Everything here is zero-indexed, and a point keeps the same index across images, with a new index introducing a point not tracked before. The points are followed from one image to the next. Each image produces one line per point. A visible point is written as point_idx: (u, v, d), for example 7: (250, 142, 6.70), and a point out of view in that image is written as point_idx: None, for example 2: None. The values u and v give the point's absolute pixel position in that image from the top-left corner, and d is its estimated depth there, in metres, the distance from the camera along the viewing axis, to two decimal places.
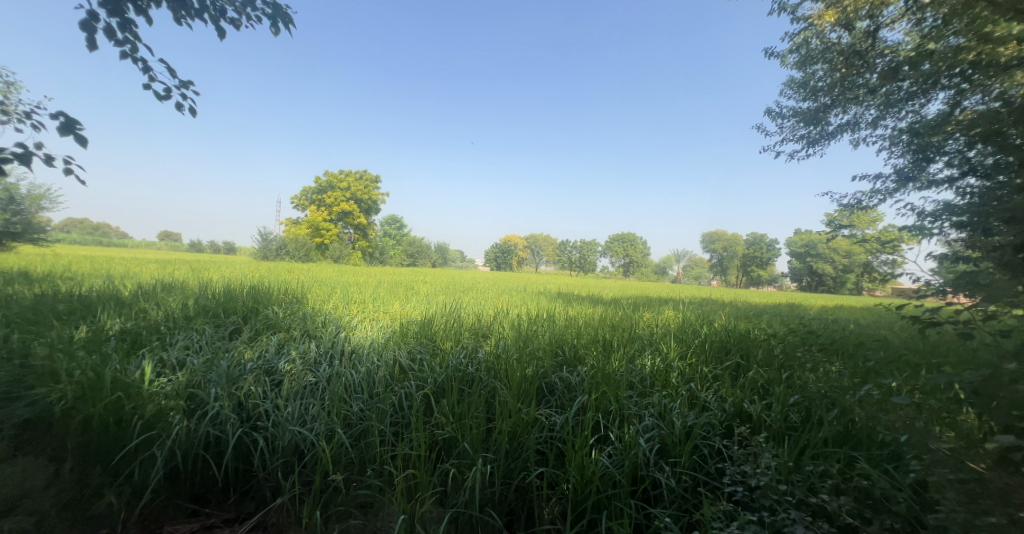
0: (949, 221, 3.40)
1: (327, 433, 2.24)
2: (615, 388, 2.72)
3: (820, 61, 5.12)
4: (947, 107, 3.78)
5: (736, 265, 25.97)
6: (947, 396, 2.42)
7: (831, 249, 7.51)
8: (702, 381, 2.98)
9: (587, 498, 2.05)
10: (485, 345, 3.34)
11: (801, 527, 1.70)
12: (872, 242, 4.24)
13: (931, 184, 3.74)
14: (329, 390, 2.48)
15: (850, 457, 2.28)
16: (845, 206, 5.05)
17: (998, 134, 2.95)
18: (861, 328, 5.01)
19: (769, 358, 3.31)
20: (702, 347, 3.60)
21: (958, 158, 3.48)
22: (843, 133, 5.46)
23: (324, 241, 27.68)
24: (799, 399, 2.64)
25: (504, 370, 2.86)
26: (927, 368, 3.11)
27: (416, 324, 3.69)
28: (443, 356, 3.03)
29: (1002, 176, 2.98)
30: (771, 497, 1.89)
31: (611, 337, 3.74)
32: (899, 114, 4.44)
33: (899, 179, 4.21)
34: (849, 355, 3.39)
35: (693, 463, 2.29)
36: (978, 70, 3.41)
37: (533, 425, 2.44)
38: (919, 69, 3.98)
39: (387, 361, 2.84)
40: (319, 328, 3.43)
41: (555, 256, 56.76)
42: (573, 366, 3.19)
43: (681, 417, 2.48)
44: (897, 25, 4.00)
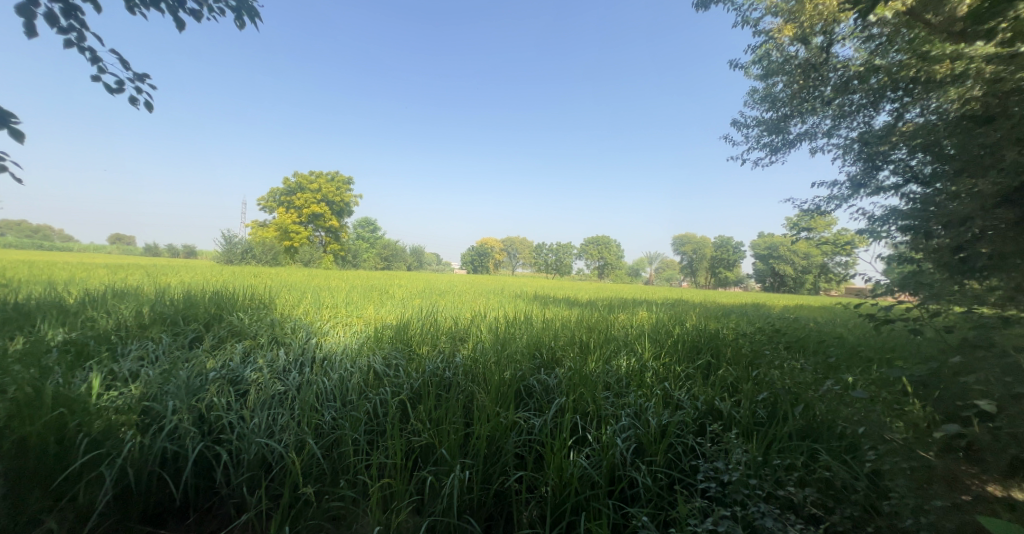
0: (893, 226, 3.66)
1: (297, 444, 2.15)
2: (592, 389, 2.74)
3: (779, 74, 5.40)
4: (891, 119, 4.07)
5: (706, 267, 27.03)
6: (898, 389, 2.58)
7: (791, 250, 7.92)
8: (675, 380, 3.05)
9: (566, 501, 2.06)
10: (462, 349, 3.30)
11: (770, 519, 1.76)
12: (829, 245, 4.49)
13: (879, 191, 4.00)
14: (299, 399, 2.37)
15: (812, 449, 2.38)
16: (804, 210, 5.32)
17: (935, 146, 3.21)
18: (820, 326, 5.29)
19: (737, 357, 3.43)
20: (674, 347, 3.69)
21: (901, 167, 3.74)
22: (802, 142, 5.76)
23: (293, 245, 26.83)
24: (766, 396, 2.75)
25: (482, 374, 2.83)
26: (879, 363, 3.31)
27: (392, 329, 3.61)
28: (419, 362, 2.96)
29: (939, 184, 3.23)
30: (742, 492, 1.94)
31: (587, 339, 3.79)
32: (851, 124, 4.66)
33: (852, 186, 4.45)
34: (811, 352, 3.57)
35: (667, 461, 2.34)
36: (918, 85, 3.69)
37: (511, 429, 2.43)
38: (868, 83, 4.26)
39: (362, 368, 2.75)
40: (289, 334, 3.29)
41: (532, 259, 57.15)
42: (550, 368, 3.20)
43: (655, 416, 2.54)
44: (847, 42, 4.26)
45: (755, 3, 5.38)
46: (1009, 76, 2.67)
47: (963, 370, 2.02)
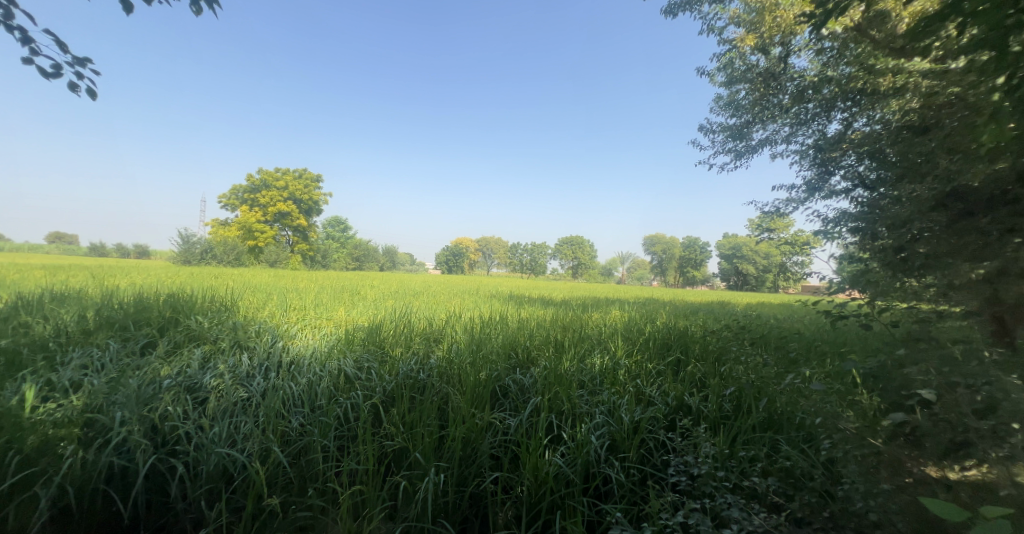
0: (843, 228, 3.89)
1: (261, 453, 2.04)
2: (567, 388, 2.77)
3: (741, 82, 5.64)
4: (842, 127, 4.33)
5: (675, 267, 27.91)
6: (849, 381, 2.75)
7: (753, 250, 8.30)
8: (647, 377, 3.12)
9: (541, 500, 2.07)
10: (436, 350, 3.25)
11: (736, 509, 1.83)
12: (787, 245, 4.73)
13: (832, 194, 4.24)
14: (264, 405, 2.26)
15: (774, 440, 2.50)
16: (765, 212, 5.58)
17: (880, 153, 3.44)
18: (781, 322, 5.56)
19: (705, 353, 3.56)
20: (646, 345, 3.78)
21: (850, 173, 3.99)
22: (763, 147, 6.04)
23: (257, 245, 25.51)
24: (733, 391, 2.86)
25: (457, 375, 2.80)
26: (833, 356, 3.52)
27: (363, 330, 3.51)
28: (392, 364, 2.90)
29: (884, 188, 3.47)
30: (711, 484, 2.01)
31: (562, 338, 3.82)
32: (806, 131, 4.93)
33: (807, 189, 4.71)
34: (773, 347, 3.74)
35: (640, 456, 2.40)
36: (865, 96, 3.95)
37: (487, 430, 2.42)
38: (821, 93, 4.52)
39: (332, 371, 2.66)
40: (253, 338, 3.13)
41: (507, 259, 57.21)
42: (526, 368, 3.21)
43: (628, 412, 2.59)
44: (803, 54, 4.50)
45: (719, 13, 5.60)
46: (942, 90, 2.91)
47: (908, 361, 2.17)
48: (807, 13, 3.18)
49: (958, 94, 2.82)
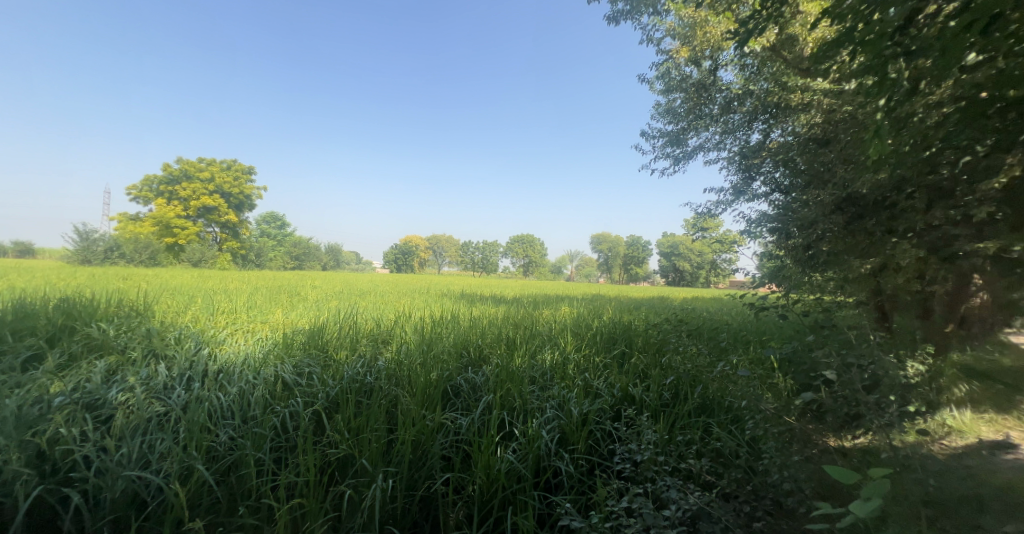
0: (763, 228, 4.31)
1: (182, 472, 1.85)
2: (518, 384, 2.80)
3: (677, 91, 6.02)
4: (762, 138, 4.78)
5: (621, 264, 29.26)
6: (769, 366, 3.06)
7: (689, 248, 8.91)
8: (594, 370, 3.24)
9: (493, 497, 2.08)
10: (385, 352, 3.14)
11: (674, 490, 1.96)
12: (718, 244, 5.14)
13: (755, 198, 4.67)
14: (184, 420, 2.04)
15: (707, 424, 2.71)
16: (699, 213, 6.02)
17: (791, 162, 3.86)
18: (713, 315, 6.04)
19: (647, 345, 3.77)
20: (593, 339, 3.93)
21: (769, 179, 4.43)
22: (697, 153, 6.51)
23: (177, 242, 22.78)
24: (671, 380, 3.06)
25: (407, 376, 2.73)
26: (756, 344, 3.89)
27: (303, 334, 3.30)
28: (336, 368, 2.75)
29: (795, 193, 3.89)
30: (652, 469, 2.13)
31: (513, 335, 3.85)
32: (733, 139, 5.38)
33: (735, 193, 5.15)
34: (707, 337, 4.05)
35: (588, 447, 2.49)
36: (780, 110, 4.41)
37: (438, 431, 2.38)
38: (744, 105, 4.96)
39: (267, 379, 2.47)
40: (171, 346, 2.81)
41: (458, 257, 56.58)
42: (477, 366, 3.20)
43: (577, 405, 2.67)
44: (729, 69, 4.92)
45: (657, 25, 5.95)
46: (839, 108, 3.32)
47: (815, 346, 2.46)
48: (732, 30, 3.46)
49: (851, 113, 3.25)
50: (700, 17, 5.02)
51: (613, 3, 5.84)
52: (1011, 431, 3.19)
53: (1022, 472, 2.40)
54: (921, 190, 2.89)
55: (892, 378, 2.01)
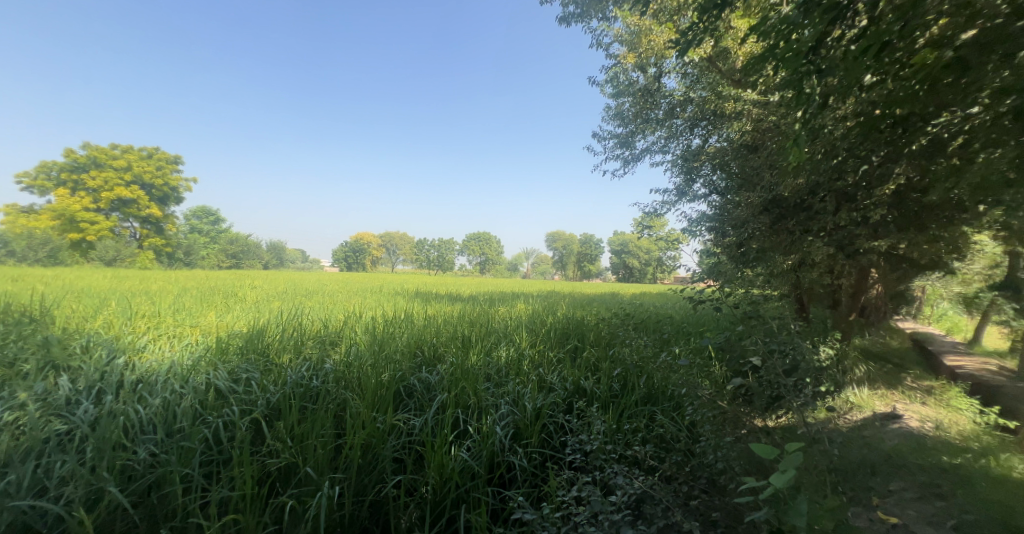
0: (702, 227, 4.62)
1: (91, 496, 1.65)
2: (473, 382, 2.79)
3: (626, 95, 6.29)
4: (701, 143, 5.13)
5: (575, 261, 30.05)
6: (706, 355, 3.30)
7: (638, 246, 9.37)
8: (548, 365, 3.32)
9: (446, 496, 2.07)
10: (332, 353, 3.00)
11: (620, 476, 2.06)
12: (663, 242, 5.44)
13: (695, 199, 5.00)
14: (92, 437, 1.81)
15: (651, 411, 2.88)
16: (646, 213, 6.33)
17: (727, 166, 4.17)
18: (659, 309, 6.40)
19: (598, 339, 3.91)
20: (547, 335, 4.01)
21: (707, 181, 4.75)
22: (644, 155, 6.83)
23: None
24: (620, 372, 3.20)
25: (356, 379, 2.62)
26: (696, 335, 4.18)
27: (240, 337, 3.06)
28: (278, 372, 2.58)
29: (729, 195, 4.21)
30: (600, 458, 2.22)
31: (469, 333, 3.83)
32: (676, 143, 5.72)
33: (678, 194, 5.48)
34: (652, 330, 4.28)
35: (541, 441, 2.55)
36: (716, 118, 4.75)
37: (389, 433, 2.32)
38: (686, 111, 5.28)
39: (197, 387, 2.26)
40: (79, 355, 2.49)
41: (412, 255, 55.19)
42: (431, 365, 3.15)
43: (531, 400, 2.72)
44: (672, 76, 5.20)
45: (606, 30, 6.16)
46: (766, 118, 3.64)
47: (745, 335, 2.69)
48: (674, 40, 3.67)
49: (775, 123, 3.58)
50: (645, 25, 5.25)
51: (564, 5, 5.95)
52: (898, 404, 3.71)
53: (905, 438, 2.80)
54: (831, 194, 3.25)
55: (807, 362, 2.25)
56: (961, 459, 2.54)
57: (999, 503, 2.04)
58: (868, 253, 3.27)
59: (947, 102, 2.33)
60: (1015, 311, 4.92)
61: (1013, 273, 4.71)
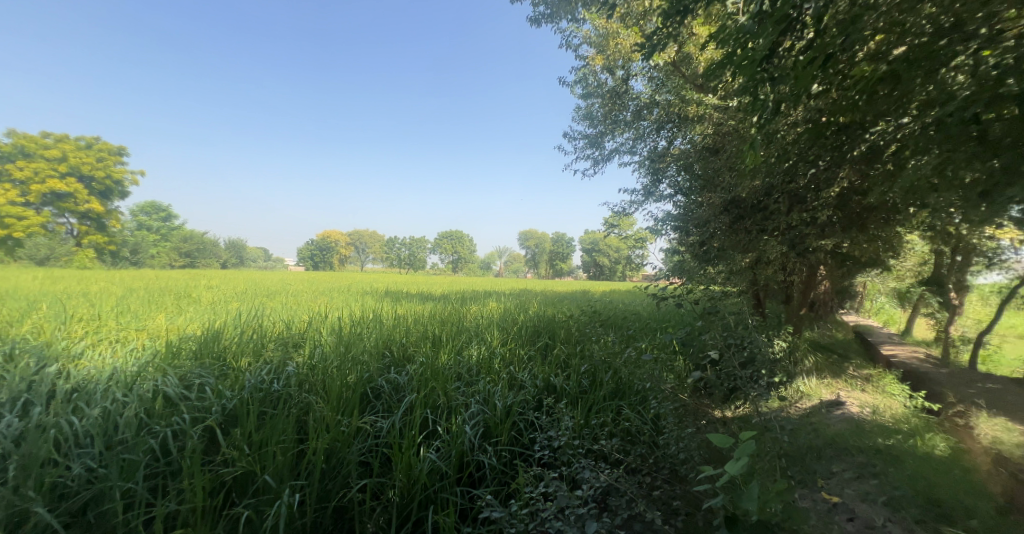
0: (668, 226, 4.78)
1: (15, 518, 1.50)
2: (443, 382, 2.76)
3: (595, 96, 6.40)
4: (667, 145, 5.29)
5: (547, 259, 30.39)
6: (671, 350, 3.42)
7: (608, 245, 9.58)
8: (519, 363, 3.33)
9: (414, 498, 2.04)
10: (295, 356, 2.88)
11: (587, 470, 2.10)
12: (631, 240, 5.58)
13: (661, 199, 5.15)
14: (15, 454, 1.64)
15: (619, 406, 2.95)
16: (615, 212, 6.47)
17: (690, 168, 4.33)
18: (627, 306, 6.57)
19: (568, 336, 3.97)
20: (519, 333, 4.03)
21: (672, 182, 4.91)
22: (613, 156, 6.98)
23: None
24: (589, 368, 3.26)
25: (321, 381, 2.53)
26: (661, 331, 4.32)
27: (193, 341, 2.88)
28: (235, 376, 2.45)
29: (693, 196, 4.37)
30: (568, 453, 2.26)
31: (439, 332, 3.79)
32: (644, 144, 5.88)
33: (645, 194, 5.63)
34: (620, 326, 4.39)
35: (510, 438, 2.56)
36: (681, 121, 4.91)
37: (355, 436, 2.25)
38: (652, 113, 5.44)
39: (142, 395, 2.11)
40: (4, 363, 2.27)
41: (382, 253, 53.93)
42: (401, 365, 3.09)
43: (501, 398, 2.72)
44: (638, 79, 5.35)
45: (576, 32, 6.24)
46: (725, 122, 3.81)
47: (706, 330, 2.81)
48: (640, 44, 3.76)
49: (734, 127, 3.75)
50: (612, 28, 5.36)
51: (535, 5, 5.98)
52: (843, 391, 4.00)
53: (848, 423, 3.02)
54: (784, 196, 3.44)
55: (762, 355, 2.37)
56: (894, 440, 2.77)
57: (924, 478, 2.24)
58: (816, 252, 3.49)
59: (883, 111, 2.52)
60: (940, 304, 5.42)
61: (939, 269, 5.19)
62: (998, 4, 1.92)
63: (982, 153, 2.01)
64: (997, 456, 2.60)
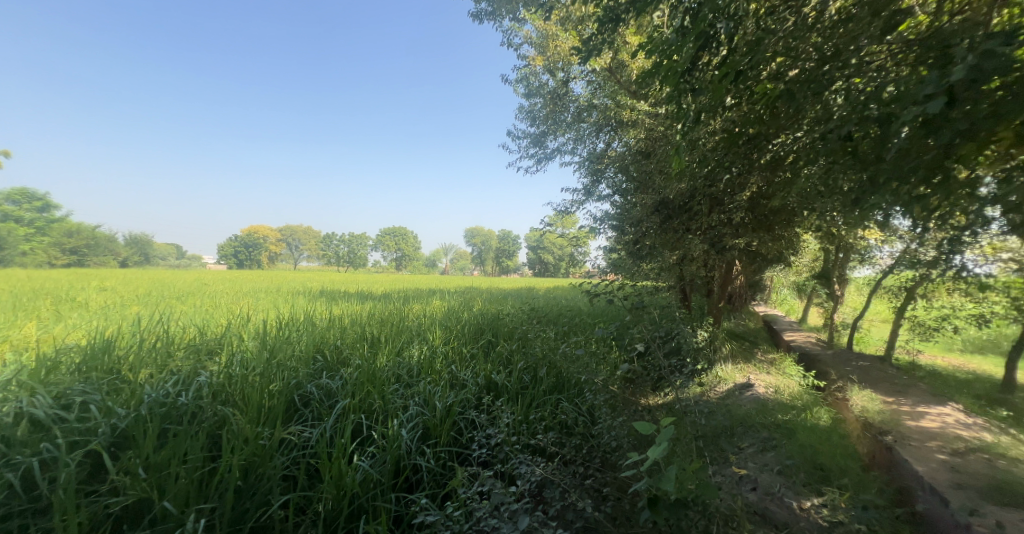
0: (606, 225, 5.00)
1: None
2: (380, 385, 2.64)
3: (538, 96, 6.49)
4: (604, 147, 5.52)
5: (492, 256, 30.46)
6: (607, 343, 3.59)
7: (552, 242, 9.83)
8: (461, 361, 3.30)
9: (344, 509, 1.93)
10: (209, 364, 2.58)
11: (524, 464, 2.13)
12: (573, 238, 5.76)
13: (600, 199, 5.37)
14: None
15: (558, 399, 3.04)
16: (558, 211, 6.65)
17: (626, 169, 4.56)
18: (568, 303, 6.79)
19: (511, 333, 4.01)
20: (461, 331, 3.98)
21: (609, 183, 5.14)
22: (556, 155, 7.15)
23: None
24: (531, 363, 3.32)
25: (239, 391, 2.30)
26: (598, 325, 4.53)
27: (75, 352, 2.47)
28: (130, 391, 2.14)
29: (628, 196, 4.61)
30: (507, 449, 2.27)
31: (378, 333, 3.62)
32: (583, 146, 6.09)
33: (585, 194, 5.84)
34: (561, 322, 4.53)
35: (450, 439, 2.52)
36: (616, 124, 5.16)
37: (278, 449, 2.08)
38: (590, 116, 5.65)
39: (2, 419, 1.77)
40: None
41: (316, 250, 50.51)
42: (334, 370, 2.90)
43: (441, 399, 2.67)
44: (577, 82, 5.52)
45: (517, 31, 6.28)
46: (655, 128, 4.07)
47: (637, 323, 2.98)
48: (577, 49, 3.88)
49: (663, 133, 4.01)
50: (552, 31, 5.47)
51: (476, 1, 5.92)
52: (752, 374, 4.49)
53: (755, 403, 3.40)
54: (705, 198, 3.76)
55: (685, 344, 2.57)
56: (790, 415, 3.17)
57: (812, 447, 2.59)
58: (730, 250, 3.86)
59: (783, 125, 2.84)
60: (828, 294, 6.28)
61: (827, 265, 6.00)
62: (866, 39, 2.24)
63: (854, 166, 2.35)
64: (866, 423, 3.08)
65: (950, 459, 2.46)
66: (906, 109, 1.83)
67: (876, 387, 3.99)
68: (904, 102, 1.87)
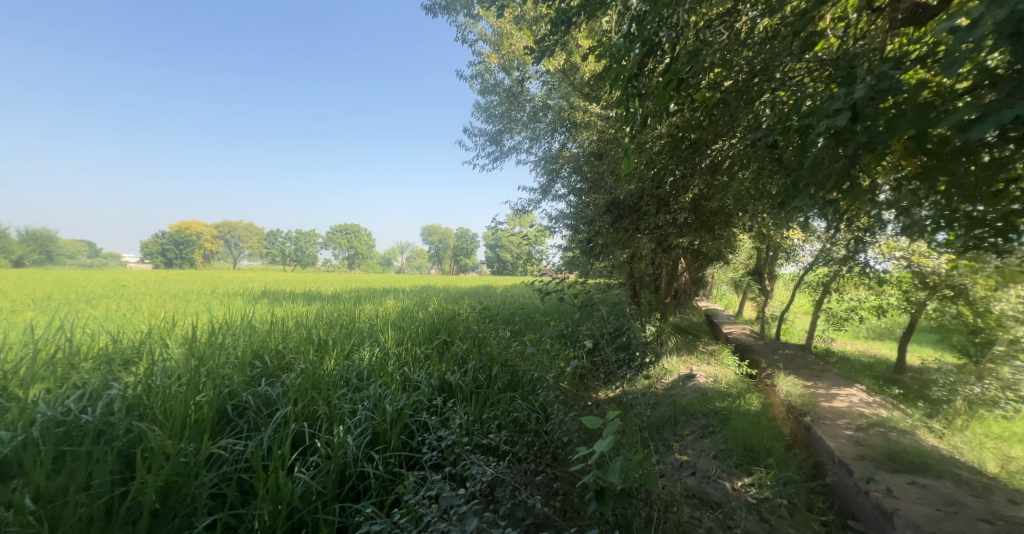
0: (561, 224, 5.08)
1: None
2: (325, 391, 2.49)
3: (494, 94, 6.45)
4: (559, 147, 5.60)
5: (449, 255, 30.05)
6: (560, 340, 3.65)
7: (509, 241, 9.86)
8: (414, 362, 3.20)
9: (282, 525, 1.80)
10: (124, 375, 2.30)
11: (475, 464, 2.11)
12: (529, 237, 5.80)
13: (556, 198, 5.44)
14: None
15: (513, 397, 3.04)
16: (515, 210, 6.66)
17: (580, 170, 4.66)
18: (524, 301, 6.84)
19: (466, 332, 3.96)
20: (415, 332, 3.86)
21: (565, 182, 5.22)
22: (512, 154, 7.16)
23: None
24: (486, 362, 3.29)
25: (162, 403, 2.08)
26: (553, 322, 4.59)
27: None
28: (20, 409, 1.86)
29: (582, 196, 4.71)
30: (459, 450, 2.23)
31: (325, 335, 3.43)
32: (539, 145, 6.16)
33: (541, 193, 5.89)
34: (517, 321, 4.54)
35: (400, 443, 2.43)
36: (570, 125, 5.25)
37: (205, 464, 1.90)
38: (545, 116, 5.72)
39: None
40: None
41: None
42: (275, 376, 2.71)
43: (391, 402, 2.57)
44: (532, 82, 5.55)
45: (472, 27, 6.20)
46: (605, 129, 4.19)
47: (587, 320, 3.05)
48: (531, 49, 3.91)
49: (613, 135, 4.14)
50: (506, 29, 5.46)
51: None
52: (695, 366, 4.77)
53: (696, 392, 3.62)
54: (653, 199, 3.94)
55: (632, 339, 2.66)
56: (726, 402, 3.40)
57: (744, 431, 2.79)
58: (676, 248, 4.07)
59: (720, 131, 3.03)
60: (760, 290, 6.84)
61: (760, 262, 6.52)
62: (789, 55, 2.44)
63: (779, 171, 2.56)
64: (790, 406, 3.38)
65: (855, 434, 2.76)
66: (820, 121, 2.02)
67: (798, 373, 4.40)
68: (818, 114, 2.06)
